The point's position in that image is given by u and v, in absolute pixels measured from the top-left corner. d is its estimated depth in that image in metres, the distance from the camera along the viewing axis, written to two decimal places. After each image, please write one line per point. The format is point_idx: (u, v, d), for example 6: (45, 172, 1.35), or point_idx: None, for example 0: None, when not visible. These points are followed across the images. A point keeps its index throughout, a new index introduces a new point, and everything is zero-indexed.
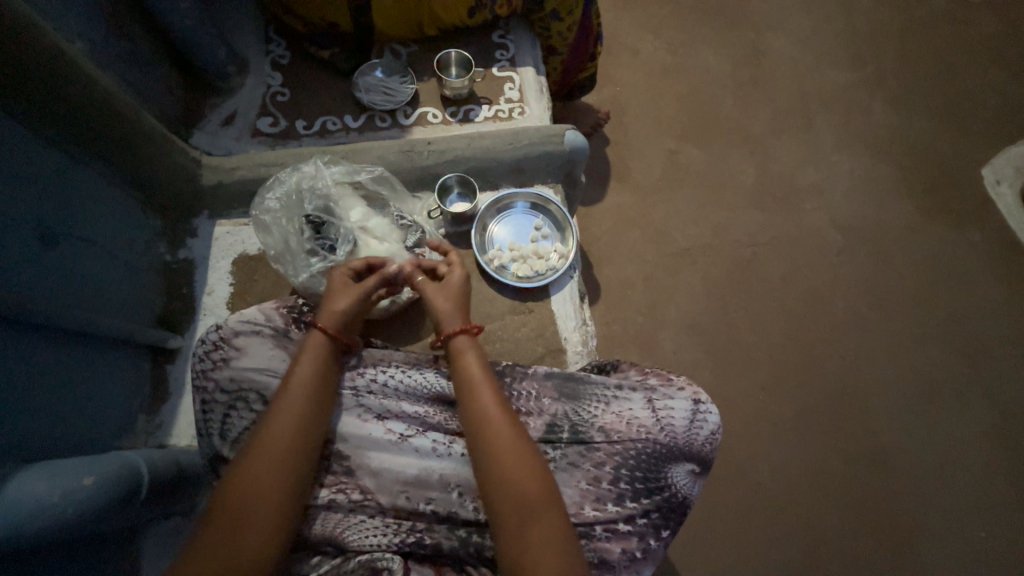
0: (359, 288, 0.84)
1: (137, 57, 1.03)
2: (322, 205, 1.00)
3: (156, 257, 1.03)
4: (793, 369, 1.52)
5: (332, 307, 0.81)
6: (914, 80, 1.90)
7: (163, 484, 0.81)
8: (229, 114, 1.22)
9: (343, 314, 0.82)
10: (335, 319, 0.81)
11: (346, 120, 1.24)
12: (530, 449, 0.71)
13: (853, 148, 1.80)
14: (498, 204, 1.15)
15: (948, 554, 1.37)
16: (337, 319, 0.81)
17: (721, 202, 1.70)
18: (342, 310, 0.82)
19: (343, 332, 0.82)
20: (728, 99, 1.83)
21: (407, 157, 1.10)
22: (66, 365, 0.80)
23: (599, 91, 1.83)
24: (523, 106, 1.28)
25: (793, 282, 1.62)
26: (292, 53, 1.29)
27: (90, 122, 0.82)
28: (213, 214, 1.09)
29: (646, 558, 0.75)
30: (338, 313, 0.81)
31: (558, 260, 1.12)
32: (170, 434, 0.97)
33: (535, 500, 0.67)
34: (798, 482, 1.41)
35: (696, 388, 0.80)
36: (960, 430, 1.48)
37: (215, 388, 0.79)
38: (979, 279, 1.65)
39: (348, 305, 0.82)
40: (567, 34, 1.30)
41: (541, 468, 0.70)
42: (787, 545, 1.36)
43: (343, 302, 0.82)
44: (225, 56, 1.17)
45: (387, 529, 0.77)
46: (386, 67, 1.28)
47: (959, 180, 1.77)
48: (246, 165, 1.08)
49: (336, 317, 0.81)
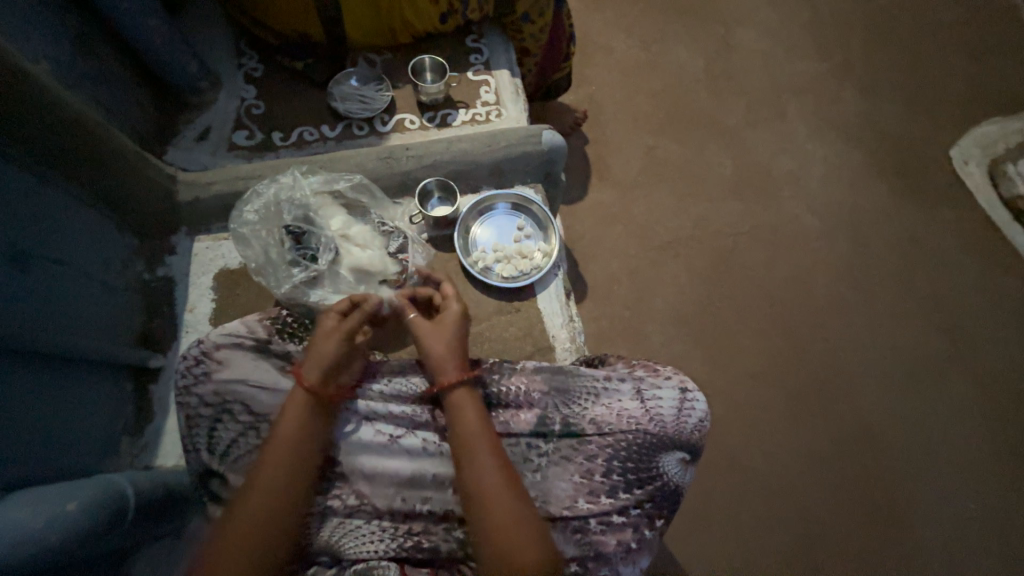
0: (346, 333, 0.80)
1: (107, 77, 1.02)
2: (302, 215, 1.00)
3: (134, 275, 1.01)
4: (780, 354, 1.55)
5: (319, 350, 0.78)
6: (880, 67, 1.95)
7: (149, 506, 0.80)
8: (203, 129, 1.21)
9: (332, 358, 0.78)
10: (322, 365, 0.77)
11: (323, 130, 1.24)
12: (523, 502, 0.70)
13: (825, 135, 1.84)
14: (479, 206, 1.15)
15: (940, 526, 1.40)
16: (325, 363, 0.77)
17: (701, 194, 1.72)
18: (330, 354, 0.78)
19: (331, 377, 0.78)
20: (702, 93, 1.86)
21: (386, 164, 1.09)
22: (44, 389, 0.79)
23: (575, 90, 1.85)
24: (500, 108, 1.29)
25: (774, 269, 1.65)
26: (264, 66, 1.28)
27: (61, 144, 0.81)
28: (191, 230, 1.09)
29: (643, 549, 0.75)
30: (327, 358, 0.77)
31: (542, 258, 1.13)
32: (156, 455, 0.96)
33: (523, 540, 0.66)
34: (790, 465, 1.43)
35: (682, 377, 0.81)
36: (944, 404, 1.52)
37: (198, 403, 0.78)
38: (953, 256, 1.69)
39: (337, 348, 0.78)
40: (540, 35, 1.30)
41: (532, 522, 0.68)
42: (784, 528, 1.37)
43: (332, 345, 0.78)
44: (196, 71, 1.18)
45: (385, 532, 0.76)
46: (361, 76, 1.28)
47: (929, 162, 1.82)
48: (223, 179, 1.06)
49: (323, 362, 0.77)
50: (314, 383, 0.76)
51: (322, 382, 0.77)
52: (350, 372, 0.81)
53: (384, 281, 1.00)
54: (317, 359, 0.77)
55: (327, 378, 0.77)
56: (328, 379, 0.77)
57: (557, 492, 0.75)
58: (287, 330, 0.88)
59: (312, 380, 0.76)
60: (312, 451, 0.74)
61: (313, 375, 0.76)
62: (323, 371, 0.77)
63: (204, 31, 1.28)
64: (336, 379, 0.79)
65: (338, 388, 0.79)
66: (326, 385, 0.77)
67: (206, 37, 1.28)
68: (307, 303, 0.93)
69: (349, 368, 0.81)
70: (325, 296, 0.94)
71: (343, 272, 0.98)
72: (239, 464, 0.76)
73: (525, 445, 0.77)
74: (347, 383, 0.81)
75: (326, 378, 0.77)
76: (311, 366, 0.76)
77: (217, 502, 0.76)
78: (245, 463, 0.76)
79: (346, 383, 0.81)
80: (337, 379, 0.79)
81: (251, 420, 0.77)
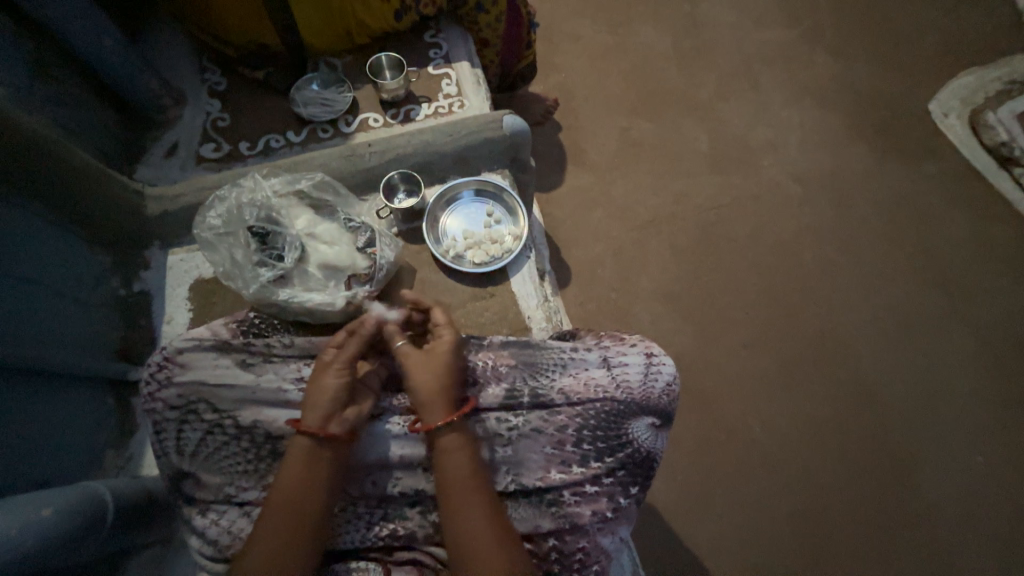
0: (347, 368, 0.76)
1: (69, 101, 1.05)
2: (266, 215, 1.01)
3: (110, 292, 1.03)
4: (771, 323, 1.53)
5: (319, 385, 0.75)
6: (851, 28, 1.94)
7: (130, 512, 0.82)
8: (171, 145, 1.23)
9: (332, 393, 0.74)
10: (322, 404, 0.73)
11: (289, 136, 1.25)
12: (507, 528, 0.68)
13: (800, 100, 1.83)
14: (446, 196, 1.15)
15: (950, 484, 1.37)
16: (327, 400, 0.74)
17: (679, 170, 1.72)
18: (331, 388, 0.74)
19: (335, 416, 0.73)
20: (672, 71, 1.86)
21: (349, 162, 1.09)
22: (22, 404, 0.80)
23: (545, 79, 1.85)
24: (462, 99, 1.29)
25: (759, 238, 1.63)
26: (227, 79, 1.30)
27: (30, 167, 0.84)
28: (164, 243, 1.09)
29: (619, 518, 0.75)
30: (329, 394, 0.74)
31: (512, 241, 1.12)
32: (142, 465, 0.97)
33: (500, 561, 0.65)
34: (790, 433, 1.41)
35: (648, 342, 0.81)
36: (943, 360, 1.49)
37: (163, 407, 0.79)
38: (940, 210, 1.67)
39: (338, 382, 0.75)
40: (496, 25, 1.31)
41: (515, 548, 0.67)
42: (787, 497, 1.35)
43: (332, 378, 0.75)
44: (157, 86, 1.21)
45: (361, 519, 0.76)
46: (322, 80, 1.30)
47: (908, 118, 1.80)
48: (192, 191, 1.05)
49: (323, 400, 0.74)
50: (315, 423, 0.72)
51: (324, 422, 0.73)
52: (355, 409, 0.75)
53: (353, 276, 0.99)
54: (319, 396, 0.74)
55: (329, 418, 0.73)
56: (330, 419, 0.73)
57: (529, 465, 0.75)
58: (254, 330, 0.94)
59: (313, 421, 0.73)
60: (298, 472, 0.71)
61: (312, 415, 0.73)
62: (325, 410, 0.73)
63: (168, 52, 1.31)
64: (341, 419, 0.74)
65: (343, 429, 0.73)
66: (328, 425, 0.73)
67: (171, 56, 1.31)
68: (275, 301, 0.93)
69: (357, 406, 0.76)
70: (292, 293, 0.94)
71: (312, 269, 0.98)
72: (209, 461, 0.78)
73: (493, 421, 0.76)
74: (354, 423, 0.75)
75: (328, 417, 0.73)
76: (312, 407, 0.73)
77: (191, 503, 0.78)
78: (215, 459, 0.78)
79: (354, 425, 0.74)
80: (340, 418, 0.74)
81: (217, 417, 0.79)
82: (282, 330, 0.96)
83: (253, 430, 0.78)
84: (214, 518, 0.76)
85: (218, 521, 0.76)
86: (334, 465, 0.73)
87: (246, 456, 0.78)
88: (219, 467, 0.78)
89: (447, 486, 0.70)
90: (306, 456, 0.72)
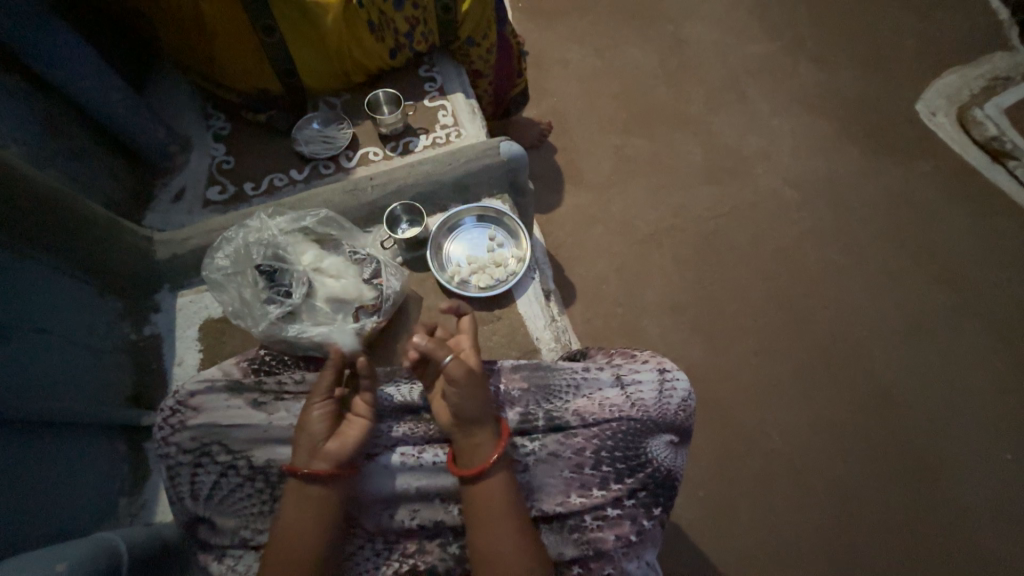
0: (325, 399, 0.76)
1: (81, 153, 1.09)
2: (272, 253, 1.02)
3: (122, 337, 1.04)
4: (780, 329, 1.52)
5: (305, 420, 0.74)
6: (831, 37, 2.00)
7: (146, 561, 0.80)
8: (178, 190, 1.26)
9: (314, 425, 0.74)
10: (306, 439, 0.73)
11: (292, 174, 1.28)
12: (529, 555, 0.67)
13: (788, 109, 1.86)
14: (448, 222, 1.16)
15: (981, 485, 1.33)
16: (309, 434, 0.73)
17: (675, 183, 1.74)
18: (313, 422, 0.74)
19: (317, 451, 0.72)
20: (661, 89, 1.91)
21: (351, 196, 1.12)
22: (37, 455, 0.80)
23: (538, 104, 1.90)
24: (459, 129, 1.32)
25: (760, 245, 1.64)
26: (231, 123, 1.34)
27: (48, 219, 0.86)
28: (173, 286, 1.11)
29: (644, 541, 0.73)
30: (312, 428, 0.73)
31: (516, 263, 1.13)
32: (155, 513, 0.97)
33: None
34: (811, 441, 1.38)
35: (660, 358, 0.81)
36: (959, 357, 1.47)
37: (177, 451, 0.78)
38: (938, 207, 1.68)
39: (320, 415, 0.75)
40: (488, 57, 1.36)
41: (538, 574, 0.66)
42: (814, 508, 1.31)
43: (315, 411, 0.75)
44: (165, 134, 1.26)
45: (379, 555, 0.75)
46: (323, 119, 1.34)
47: (896, 119, 1.83)
48: (199, 233, 1.08)
49: (307, 436, 0.73)
50: (302, 460, 0.72)
51: (309, 458, 0.72)
52: (338, 441, 0.73)
53: (360, 307, 1.00)
54: (303, 432, 0.74)
55: (312, 453, 0.72)
56: (314, 454, 0.72)
57: (548, 490, 0.74)
58: (265, 368, 0.94)
59: (299, 458, 0.72)
60: (311, 513, 0.70)
61: (299, 453, 0.73)
62: (308, 445, 0.73)
63: (172, 100, 1.36)
64: (324, 454, 0.72)
65: (327, 464, 0.71)
66: (312, 461, 0.72)
67: (175, 104, 1.35)
68: (285, 337, 0.94)
69: (341, 437, 0.73)
70: (301, 328, 0.94)
71: (319, 303, 0.99)
72: (224, 504, 0.77)
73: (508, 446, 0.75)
74: (338, 457, 0.72)
75: (312, 452, 0.72)
76: (298, 443, 0.73)
77: (206, 549, 0.76)
78: (229, 503, 0.77)
79: (339, 458, 0.72)
80: (322, 452, 0.72)
81: (230, 459, 0.78)
82: (293, 365, 0.96)
83: (267, 470, 0.78)
84: (230, 564, 0.75)
85: (234, 566, 0.75)
86: (327, 503, 0.71)
87: (260, 497, 0.77)
88: (235, 510, 0.77)
89: (478, 504, 0.69)
90: (304, 494, 0.71)
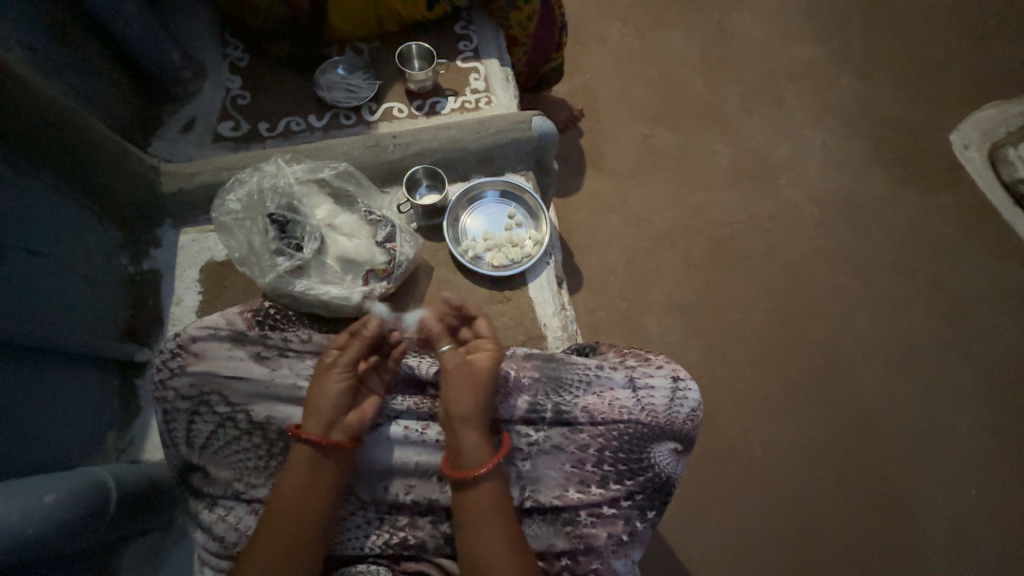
0: (348, 373, 0.74)
1: (86, 65, 1.01)
2: (286, 203, 0.99)
3: (119, 269, 1.00)
4: (779, 344, 1.53)
5: (322, 388, 0.73)
6: (878, 51, 1.92)
7: (135, 499, 0.81)
8: (188, 120, 1.19)
9: (334, 397, 0.72)
10: (321, 409, 0.72)
11: (310, 120, 1.21)
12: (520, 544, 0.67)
13: (823, 121, 1.81)
14: (469, 193, 1.12)
15: (942, 515, 1.38)
16: (327, 404, 0.72)
17: (697, 182, 1.70)
18: (333, 393, 0.72)
19: (335, 422, 0.72)
20: (697, 81, 1.84)
21: (372, 152, 1.06)
22: (28, 384, 0.78)
23: (569, 80, 1.82)
24: (489, 96, 1.26)
25: (772, 257, 1.63)
26: (250, 55, 1.26)
27: (42, 132, 0.80)
28: (177, 222, 1.07)
29: (634, 542, 0.74)
30: (331, 400, 0.72)
31: (533, 246, 1.09)
32: (143, 450, 0.95)
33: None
34: (790, 456, 1.41)
35: (674, 365, 0.80)
36: (944, 392, 1.49)
37: (175, 396, 0.77)
38: (953, 242, 1.67)
39: (339, 386, 0.73)
40: (527, 24, 1.26)
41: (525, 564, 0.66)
42: (782, 519, 1.36)
43: (334, 382, 0.73)
44: (179, 59, 1.16)
45: (370, 524, 0.75)
46: (348, 65, 1.26)
47: (928, 147, 1.79)
48: (206, 169, 1.03)
49: (326, 405, 0.72)
50: (316, 429, 0.71)
51: (326, 428, 0.71)
52: (357, 413, 0.73)
53: (371, 271, 0.98)
54: (320, 400, 0.72)
55: (331, 424, 0.72)
56: (332, 425, 0.72)
57: (546, 482, 0.74)
58: (268, 322, 0.89)
59: (313, 427, 0.71)
60: (314, 484, 0.69)
61: (313, 421, 0.71)
62: (324, 415, 0.71)
63: (189, 23, 1.27)
64: (343, 426, 0.72)
65: (346, 436, 0.72)
66: (330, 431, 0.71)
67: (191, 28, 1.27)
68: (292, 292, 0.92)
69: (360, 410, 0.74)
70: (309, 285, 0.92)
71: (329, 261, 0.96)
72: (219, 454, 0.76)
73: (513, 433, 0.75)
74: (358, 429, 0.73)
75: (329, 423, 0.72)
76: (311, 411, 0.72)
77: (198, 497, 0.76)
78: (225, 454, 0.76)
79: (356, 431, 0.73)
80: (342, 423, 0.72)
81: (229, 411, 0.77)
82: (297, 323, 0.93)
83: (266, 426, 0.77)
84: (221, 514, 0.75)
85: (224, 517, 0.75)
86: (331, 473, 0.71)
87: (257, 452, 0.76)
88: (230, 462, 0.76)
89: (473, 504, 0.68)
90: (306, 461, 0.70)
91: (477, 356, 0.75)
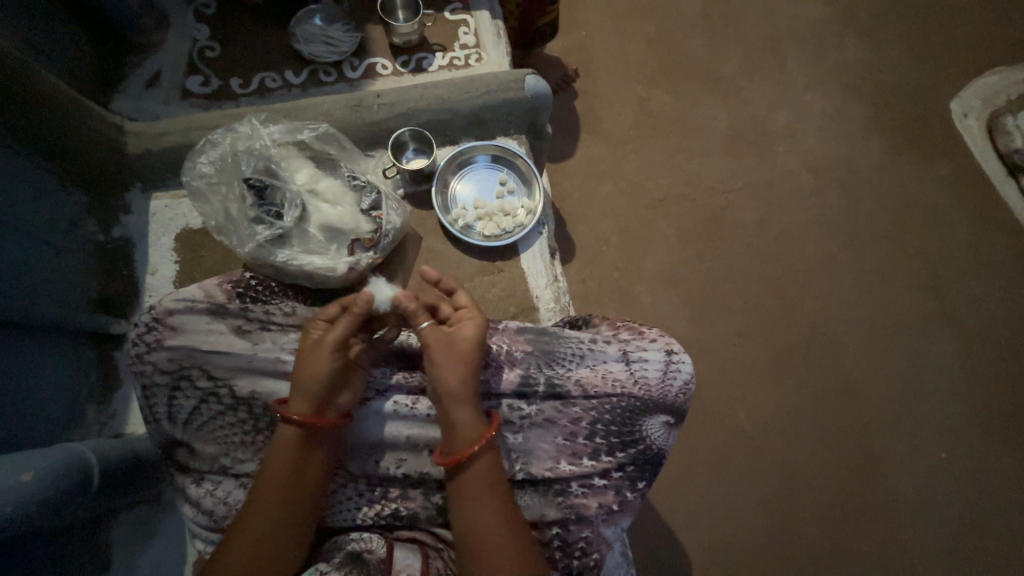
0: (332, 353, 0.70)
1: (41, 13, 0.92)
2: (263, 167, 0.93)
3: (87, 237, 0.95)
4: (768, 315, 1.53)
5: (311, 370, 0.69)
6: (885, 11, 1.84)
7: (119, 473, 0.80)
8: (152, 75, 1.10)
9: (322, 379, 0.69)
10: (308, 388, 0.69)
11: (287, 77, 1.13)
12: (520, 521, 0.67)
13: (825, 86, 1.75)
14: (458, 158, 1.06)
15: (912, 477, 1.45)
16: (315, 386, 0.69)
17: (694, 149, 1.65)
18: (322, 374, 0.69)
19: (327, 402, 0.70)
20: (698, 40, 1.74)
21: (355, 112, 1.00)
22: (18, 358, 0.77)
23: (563, 37, 1.72)
24: (480, 52, 1.18)
25: (766, 227, 1.61)
26: (217, 2, 1.16)
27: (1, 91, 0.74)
28: (146, 187, 1.01)
29: (623, 511, 0.75)
30: (318, 381, 0.69)
31: (525, 216, 1.05)
32: (126, 423, 0.95)
33: (507, 546, 0.64)
34: (772, 422, 1.45)
35: (668, 339, 0.79)
36: (924, 361, 1.53)
37: (154, 371, 0.74)
38: (944, 214, 1.66)
39: (330, 368, 0.69)
40: None
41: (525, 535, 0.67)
42: (763, 482, 1.41)
43: (323, 363, 0.69)
44: (137, 5, 1.05)
45: (361, 496, 0.76)
46: (326, 14, 1.16)
47: (928, 114, 1.75)
48: (178, 130, 0.96)
49: (316, 386, 0.69)
50: (301, 409, 0.69)
51: (315, 409, 0.69)
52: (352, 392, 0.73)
53: (355, 240, 0.93)
54: (308, 381, 0.69)
55: (320, 403, 0.69)
56: (323, 406, 0.70)
57: (539, 454, 0.74)
58: (251, 294, 0.87)
59: (303, 408, 0.69)
60: (303, 463, 0.68)
61: (302, 404, 0.69)
62: (313, 396, 0.69)
63: None
64: (334, 404, 0.71)
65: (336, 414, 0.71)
66: (324, 411, 0.70)
67: None
68: (273, 263, 0.88)
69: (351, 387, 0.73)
70: (292, 255, 0.88)
71: (312, 230, 0.91)
72: (204, 430, 0.75)
73: (506, 407, 0.75)
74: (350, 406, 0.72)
75: (320, 404, 0.69)
76: (298, 390, 0.69)
77: (184, 472, 0.75)
78: (211, 431, 0.74)
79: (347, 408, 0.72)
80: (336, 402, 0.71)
81: (211, 386, 0.75)
82: (281, 295, 0.90)
83: (251, 401, 0.75)
84: (209, 489, 0.74)
85: (212, 491, 0.74)
86: (320, 451, 0.70)
87: (243, 427, 0.75)
88: (215, 438, 0.75)
89: (471, 484, 0.67)
90: (293, 439, 0.69)
91: (457, 330, 0.72)
